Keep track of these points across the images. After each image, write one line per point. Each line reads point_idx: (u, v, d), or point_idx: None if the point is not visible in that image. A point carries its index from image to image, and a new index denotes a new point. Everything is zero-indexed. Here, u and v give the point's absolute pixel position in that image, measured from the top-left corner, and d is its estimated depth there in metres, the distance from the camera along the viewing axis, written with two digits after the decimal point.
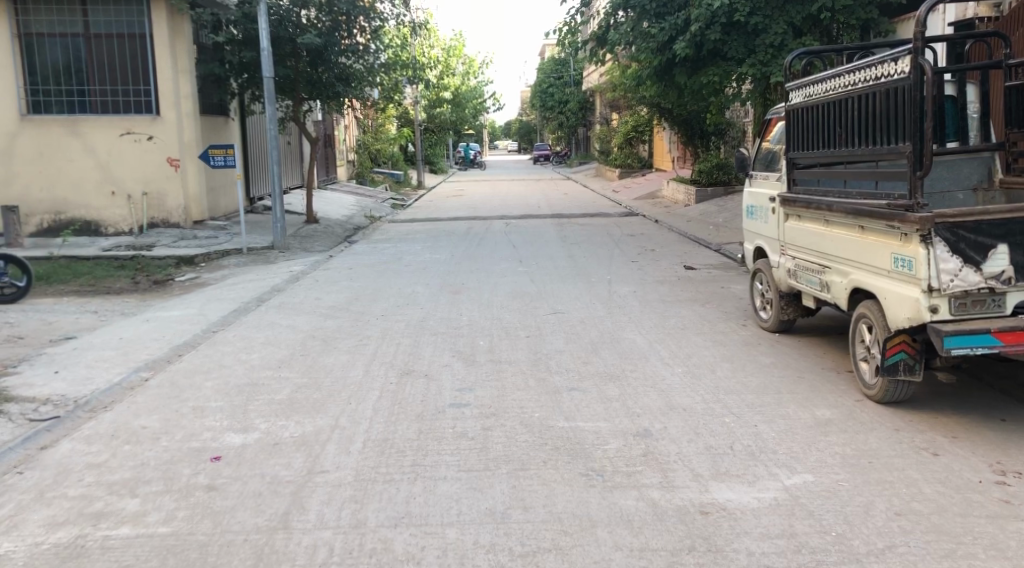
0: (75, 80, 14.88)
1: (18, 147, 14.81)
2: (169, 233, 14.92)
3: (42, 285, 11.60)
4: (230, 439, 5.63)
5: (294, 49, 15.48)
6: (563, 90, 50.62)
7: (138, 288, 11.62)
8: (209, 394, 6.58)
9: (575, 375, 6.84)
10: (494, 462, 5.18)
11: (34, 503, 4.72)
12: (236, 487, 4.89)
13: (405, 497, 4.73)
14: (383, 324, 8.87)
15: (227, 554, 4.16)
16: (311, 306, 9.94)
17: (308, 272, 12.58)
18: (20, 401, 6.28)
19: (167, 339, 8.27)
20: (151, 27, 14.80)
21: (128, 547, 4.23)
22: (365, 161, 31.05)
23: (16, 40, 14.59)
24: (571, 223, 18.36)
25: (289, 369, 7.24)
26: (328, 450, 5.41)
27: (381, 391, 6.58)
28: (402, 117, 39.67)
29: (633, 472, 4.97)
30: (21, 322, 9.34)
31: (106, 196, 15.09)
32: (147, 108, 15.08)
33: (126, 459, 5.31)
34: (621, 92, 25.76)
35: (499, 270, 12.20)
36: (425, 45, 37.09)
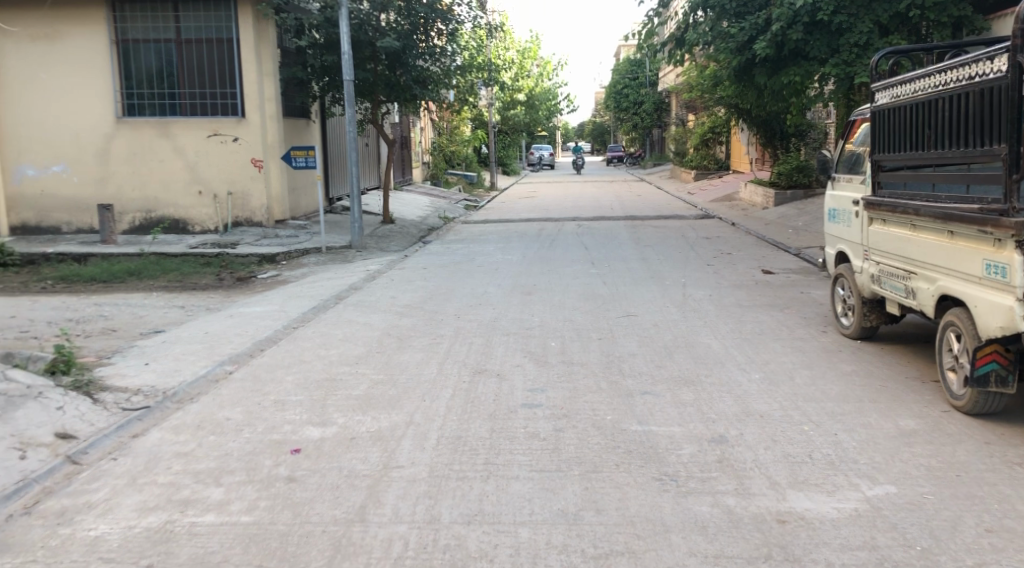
0: (167, 84, 15.44)
1: (113, 148, 15.47)
2: (252, 232, 15.38)
3: (133, 280, 12.10)
4: (310, 433, 5.78)
5: (373, 52, 15.68)
6: (638, 91, 50.32)
7: (222, 285, 12.00)
8: (289, 388, 6.77)
9: (648, 379, 6.79)
10: (566, 463, 5.19)
11: (127, 488, 4.93)
12: (315, 479, 5.02)
13: (478, 495, 4.77)
14: (456, 323, 8.96)
15: (306, 545, 4.27)
16: (386, 304, 10.11)
17: (384, 271, 12.77)
18: (113, 391, 6.55)
19: (251, 334, 8.52)
20: (238, 32, 15.19)
21: (214, 533, 4.38)
22: (439, 163, 31.37)
23: (113, 46, 15.22)
24: (644, 225, 18.22)
25: (365, 366, 7.38)
26: (403, 445, 5.49)
27: (454, 389, 6.66)
28: (476, 120, 39.91)
29: (708, 479, 4.91)
30: (113, 315, 9.73)
31: (194, 195, 15.66)
32: (234, 111, 15.53)
33: (211, 449, 5.50)
34: (699, 92, 25.43)
35: (572, 272, 12.18)
36: (500, 47, 37.26)
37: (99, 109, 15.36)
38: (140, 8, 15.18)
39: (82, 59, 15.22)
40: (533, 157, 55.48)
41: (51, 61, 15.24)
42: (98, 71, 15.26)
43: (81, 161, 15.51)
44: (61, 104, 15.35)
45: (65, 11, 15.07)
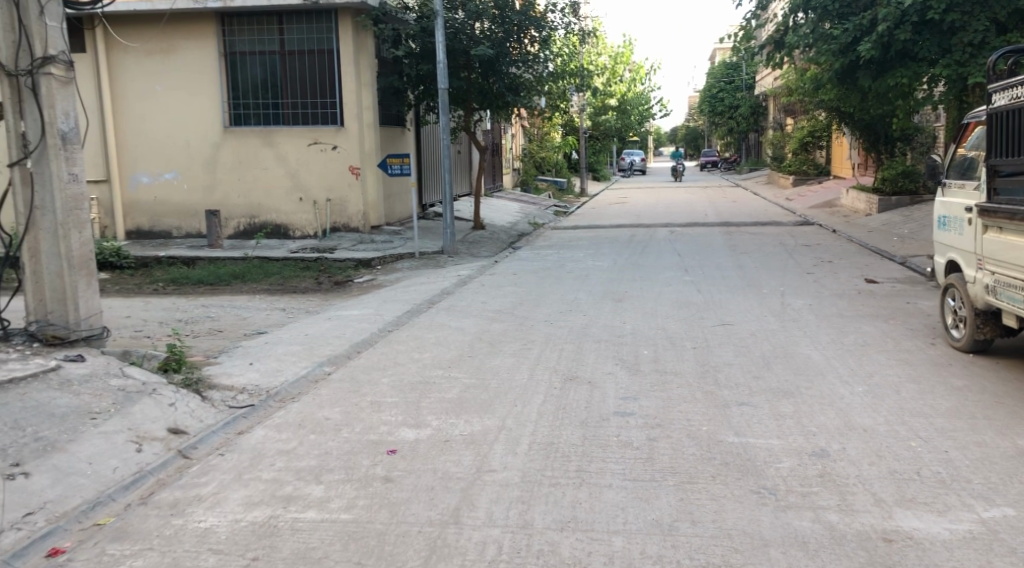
0: (271, 94, 15.98)
1: (220, 156, 16.13)
2: (349, 238, 15.79)
3: (238, 283, 12.57)
4: (405, 434, 5.88)
5: (467, 60, 15.90)
6: (734, 95, 49.41)
7: (321, 288, 12.34)
8: (385, 390, 6.90)
9: (744, 390, 6.63)
10: (660, 473, 5.12)
11: (233, 483, 5.12)
12: (411, 480, 5.10)
13: (572, 502, 4.76)
14: (548, 329, 8.98)
15: (403, 544, 4.34)
16: (478, 309, 10.22)
17: (476, 277, 12.90)
18: (220, 389, 6.81)
19: (348, 337, 8.73)
20: (338, 43, 15.59)
21: (315, 529, 4.51)
22: (530, 169, 31.49)
23: (221, 59, 15.86)
24: (739, 232, 17.89)
25: (458, 369, 7.47)
26: (496, 450, 5.52)
27: (546, 395, 6.67)
28: (568, 125, 39.90)
29: (809, 493, 4.77)
30: (219, 316, 10.13)
31: (295, 202, 16.19)
32: (333, 119, 15.94)
33: (312, 448, 5.66)
34: (799, 95, 24.79)
35: (664, 279, 12.03)
36: (593, 53, 37.16)
37: (208, 119, 16.04)
38: (248, 21, 15.76)
39: (193, 72, 15.91)
40: (624, 163, 55.11)
41: (165, 73, 15.98)
42: (208, 83, 15.93)
43: (191, 169, 16.23)
44: (173, 115, 16.09)
45: (179, 27, 15.81)
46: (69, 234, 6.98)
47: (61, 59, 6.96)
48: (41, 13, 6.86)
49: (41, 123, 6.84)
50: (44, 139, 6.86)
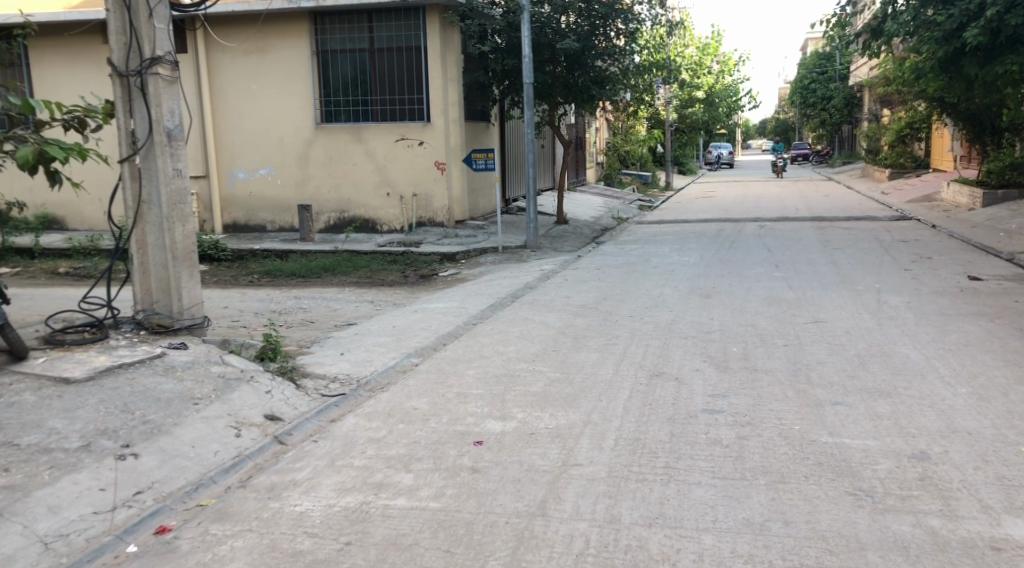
0: (360, 91, 16.26)
1: (312, 152, 16.55)
2: (434, 232, 15.99)
3: (328, 276, 12.89)
4: (491, 426, 5.92)
5: (552, 54, 15.83)
6: (827, 86, 48.00)
7: (407, 282, 12.54)
8: (471, 382, 6.98)
9: (838, 389, 6.45)
10: (751, 472, 5.02)
11: (327, 469, 5.25)
12: (498, 471, 5.14)
13: (659, 498, 4.72)
14: (633, 325, 8.91)
15: (491, 534, 4.38)
16: (562, 303, 10.22)
17: (559, 271, 12.90)
18: (313, 377, 7.01)
19: (434, 329, 8.86)
20: (426, 40, 15.75)
21: (405, 517, 4.59)
22: (614, 163, 31.33)
23: (314, 57, 16.21)
24: (832, 226, 17.40)
25: (543, 363, 7.48)
26: (582, 444, 5.53)
27: (632, 391, 6.62)
28: (653, 118, 39.48)
29: (908, 497, 4.61)
30: (311, 308, 10.41)
31: (382, 197, 16.50)
32: (420, 115, 16.14)
33: (401, 437, 5.76)
34: (898, 85, 23.92)
35: (753, 275, 11.78)
36: (680, 45, 36.68)
37: (302, 115, 16.46)
38: (339, 20, 16.05)
39: (288, 70, 16.33)
40: (711, 156, 54.21)
41: (261, 72, 16.45)
42: (301, 80, 16.33)
43: (284, 164, 16.70)
44: (268, 112, 16.57)
45: (274, 26, 16.22)
46: (173, 228, 7.26)
47: (168, 59, 7.23)
48: (151, 15, 7.13)
49: (149, 121, 7.13)
50: (151, 136, 7.16)
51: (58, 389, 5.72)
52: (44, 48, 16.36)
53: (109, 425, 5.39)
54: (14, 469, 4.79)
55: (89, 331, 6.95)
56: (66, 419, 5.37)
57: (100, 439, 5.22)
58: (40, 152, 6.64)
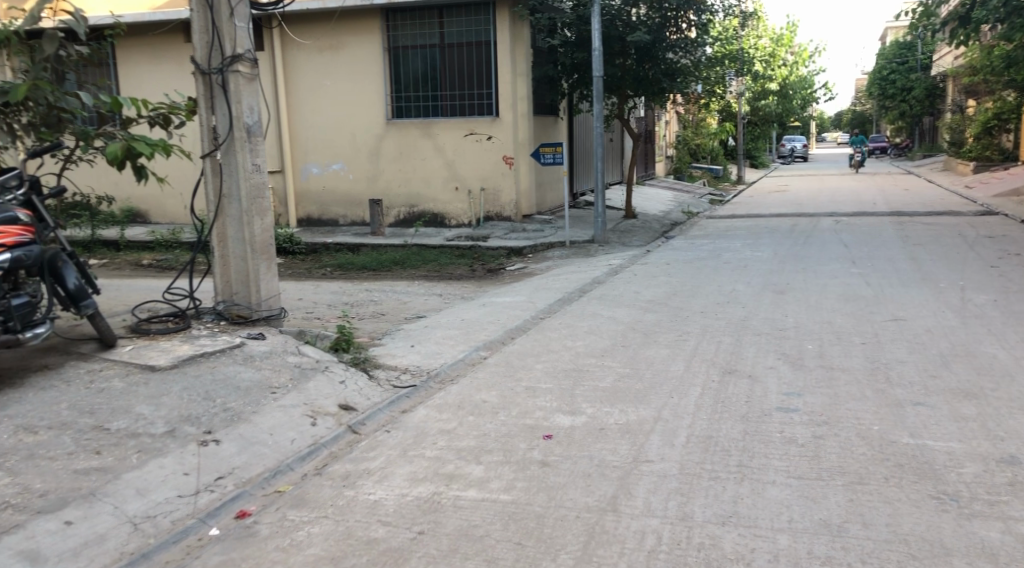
0: (431, 86, 16.41)
1: (383, 148, 16.77)
2: (501, 227, 16.05)
3: (398, 269, 13.05)
4: (561, 420, 5.92)
5: (622, 47, 15.69)
6: (908, 77, 46.51)
7: (475, 276, 12.62)
8: (540, 376, 6.98)
9: (920, 390, 6.25)
10: (828, 472, 4.91)
11: (400, 459, 5.33)
12: (568, 466, 5.13)
13: (733, 496, 4.65)
14: (704, 321, 8.79)
15: (562, 528, 4.38)
16: (631, 299, 10.14)
17: (627, 266, 12.81)
18: (385, 368, 7.12)
19: (502, 323, 8.89)
20: (496, 34, 15.80)
21: (477, 508, 4.62)
22: (683, 157, 30.94)
23: (386, 53, 16.40)
24: (912, 221, 16.85)
25: (613, 359, 7.45)
26: (653, 440, 5.48)
27: (703, 388, 6.53)
28: (726, 112, 38.46)
29: (996, 502, 4.44)
30: (381, 301, 10.56)
31: (451, 191, 16.64)
32: (488, 110, 16.21)
33: (471, 429, 5.80)
34: (986, 75, 23.01)
35: (829, 271, 11.50)
36: (754, 36, 35.75)
37: (373, 111, 16.69)
38: (410, 16, 16.19)
39: (360, 67, 16.57)
40: (784, 150, 53.11)
41: (334, 69, 16.73)
42: (373, 77, 16.55)
43: (356, 160, 16.97)
44: (340, 108, 16.84)
45: (347, 24, 16.46)
46: (252, 222, 7.44)
47: (247, 57, 7.40)
48: (232, 14, 7.31)
49: (229, 117, 7.32)
50: (232, 133, 7.35)
51: (143, 376, 5.93)
52: (130, 47, 16.95)
53: (192, 412, 5.57)
54: (104, 451, 4.98)
55: (173, 321, 7.22)
56: (152, 405, 5.57)
57: (184, 426, 5.40)
58: (127, 148, 6.89)
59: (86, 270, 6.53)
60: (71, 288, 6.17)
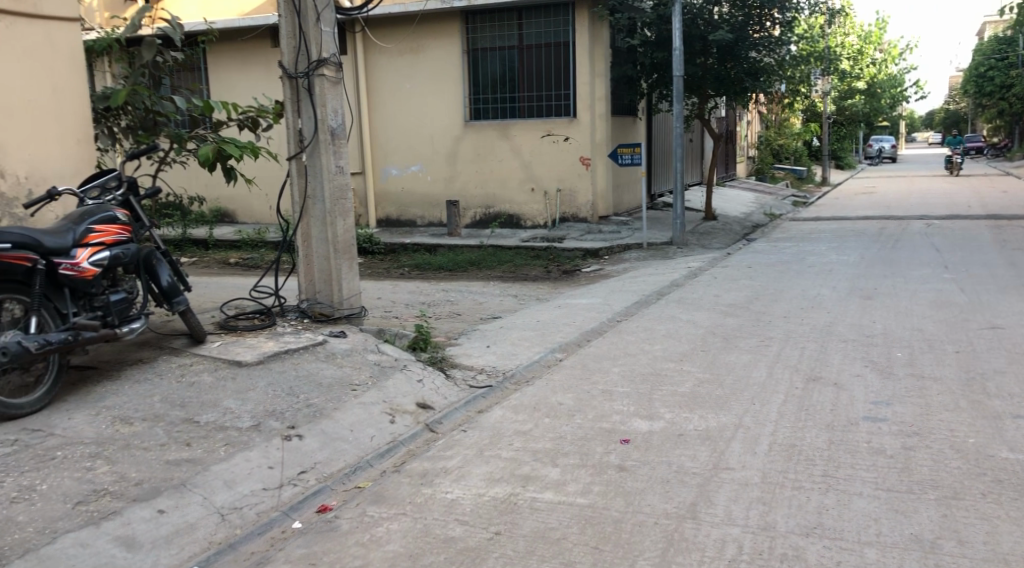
0: (509, 88, 16.46)
1: (460, 149, 16.91)
2: (578, 228, 15.99)
3: (474, 270, 13.14)
4: (638, 425, 5.86)
5: (703, 46, 15.46)
6: (1007, 74, 44.53)
7: (551, 277, 12.61)
8: (616, 379, 6.92)
9: (1019, 402, 5.97)
10: (919, 485, 4.73)
11: (476, 459, 5.35)
12: (646, 471, 5.08)
13: (817, 507, 4.52)
14: (786, 326, 8.58)
15: (640, 534, 4.34)
16: (711, 302, 9.96)
17: (706, 269, 12.60)
18: (461, 368, 7.17)
19: (578, 324, 8.86)
20: (575, 35, 15.78)
21: (553, 511, 4.61)
22: (765, 158, 30.30)
23: (465, 56, 16.54)
24: (1010, 225, 16.11)
25: (692, 363, 7.33)
26: (734, 447, 5.37)
27: (786, 395, 6.38)
28: (810, 111, 37.54)
29: None
30: (458, 301, 10.64)
31: (527, 192, 16.66)
32: (566, 111, 16.17)
33: (547, 431, 5.79)
34: None
35: (919, 276, 11.09)
36: (841, 33, 34.82)
37: (452, 113, 16.85)
38: (490, 18, 16.28)
39: (440, 69, 16.74)
40: (872, 150, 51.56)
41: (414, 72, 16.95)
42: (452, 79, 16.70)
43: (434, 161, 17.16)
44: (420, 111, 17.06)
45: (427, 26, 16.66)
46: (335, 222, 7.58)
47: (332, 61, 7.55)
48: (318, 20, 7.47)
49: (315, 120, 7.49)
50: (317, 135, 7.51)
51: (231, 371, 6.12)
52: (221, 53, 17.51)
53: (277, 407, 5.71)
54: (194, 444, 5.15)
55: (258, 318, 7.42)
56: (239, 399, 5.73)
57: (268, 420, 5.53)
58: (218, 150, 7.11)
59: (179, 268, 6.76)
60: (165, 285, 6.38)
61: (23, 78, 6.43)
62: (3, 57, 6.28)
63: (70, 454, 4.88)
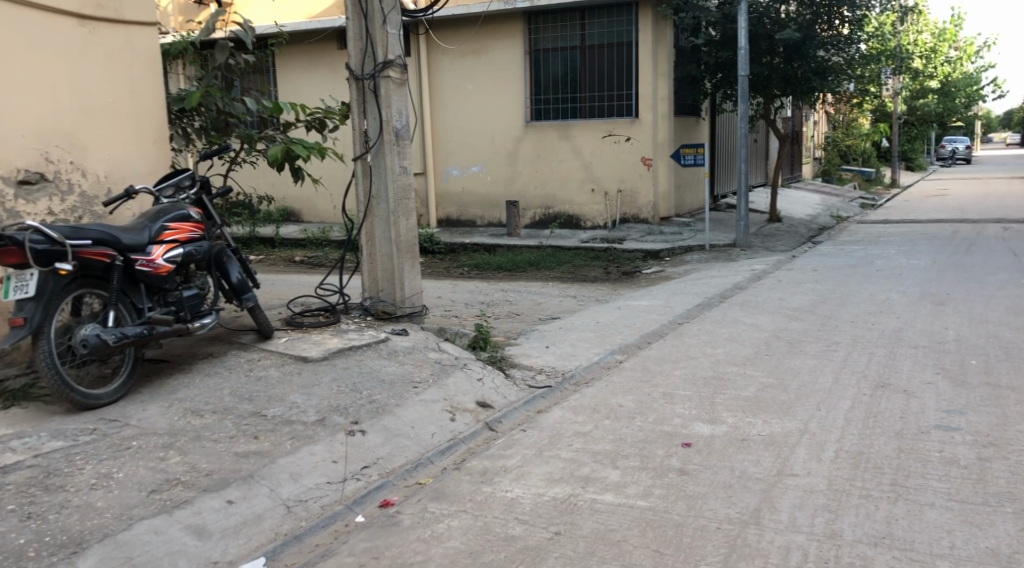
0: (570, 88, 16.42)
1: (521, 149, 16.95)
2: (639, 229, 15.88)
3: (533, 270, 13.16)
4: (700, 428, 5.80)
5: (770, 46, 15.23)
6: None
7: (610, 278, 12.56)
8: (678, 382, 6.86)
9: None
10: (995, 498, 4.59)
11: (536, 459, 5.37)
12: (708, 475, 5.03)
13: (886, 517, 4.42)
14: (854, 331, 8.39)
15: (701, 538, 4.30)
16: (775, 306, 9.80)
17: (770, 271, 12.39)
18: (521, 368, 7.20)
19: (638, 326, 8.80)
20: (638, 34, 15.67)
21: (614, 513, 4.60)
22: (832, 159, 29.68)
23: (527, 56, 16.58)
24: None
25: (755, 367, 7.23)
26: (798, 454, 5.28)
27: (853, 401, 6.24)
28: (880, 111, 36.66)
29: None
30: (517, 301, 10.67)
31: (587, 193, 16.60)
32: (628, 111, 16.07)
33: (607, 433, 5.77)
34: None
35: (995, 282, 10.73)
36: (915, 31, 33.89)
37: (514, 113, 16.89)
38: (553, 19, 16.28)
39: (502, 70, 16.81)
40: (945, 151, 50.07)
41: (476, 73, 17.05)
42: (514, 80, 16.75)
43: (495, 162, 17.24)
44: (482, 111, 17.15)
45: (490, 27, 16.75)
46: (398, 222, 7.68)
47: (398, 63, 7.65)
48: (385, 21, 7.56)
49: (380, 121, 7.59)
50: (382, 136, 7.61)
51: (297, 366, 6.24)
52: (290, 55, 17.88)
53: (341, 403, 5.80)
54: (261, 437, 5.27)
55: (323, 315, 7.56)
56: (305, 394, 5.85)
57: (333, 415, 5.63)
58: (287, 151, 7.27)
59: (248, 265, 6.93)
60: (234, 282, 6.58)
61: (103, 80, 6.65)
62: (85, 60, 6.52)
63: (144, 444, 5.03)
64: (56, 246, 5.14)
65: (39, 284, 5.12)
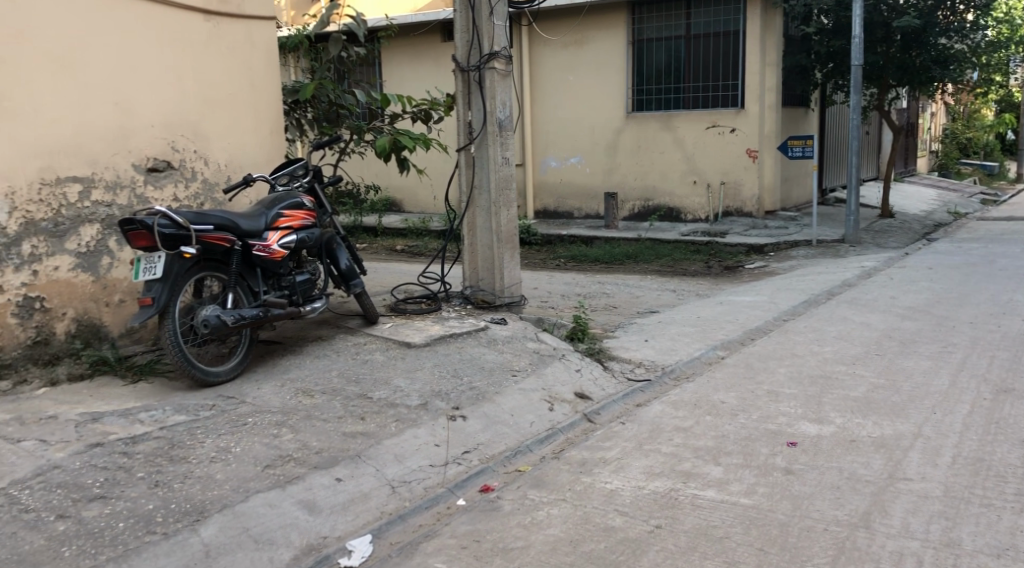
0: (673, 79, 16.14)
1: (621, 140, 16.82)
2: (742, 222, 15.53)
3: (631, 263, 13.07)
4: (807, 428, 5.65)
5: (887, 33, 14.51)
6: None
7: (712, 272, 12.35)
8: (783, 380, 6.70)
9: None
10: None
11: (636, 452, 5.35)
12: (815, 476, 4.90)
13: (1009, 527, 4.22)
14: (973, 332, 8.00)
15: (808, 539, 4.20)
16: (886, 304, 9.44)
17: (882, 268, 11.94)
18: (620, 360, 7.16)
19: (741, 322, 8.63)
20: (745, 23, 15.28)
21: (716, 509, 4.54)
22: (951, 153, 28.27)
23: (630, 47, 16.41)
24: None
25: (865, 367, 6.98)
26: (912, 458, 5.08)
27: (972, 406, 5.96)
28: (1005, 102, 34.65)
29: None
30: (616, 294, 10.61)
31: (689, 185, 16.32)
32: (733, 102, 15.69)
33: (709, 429, 5.69)
34: None
35: None
36: None
37: (615, 104, 16.77)
38: (657, 8, 16.05)
39: (604, 60, 16.70)
40: None
41: (579, 64, 17.01)
42: (616, 70, 16.61)
43: (594, 153, 17.17)
44: (583, 103, 17.11)
45: (593, 19, 16.66)
46: (499, 212, 7.74)
47: (503, 54, 7.70)
48: (491, 13, 7.61)
49: (484, 112, 7.67)
50: (485, 127, 7.68)
51: (401, 352, 6.39)
52: (397, 47, 18.24)
53: (442, 388, 5.91)
54: (368, 418, 5.42)
55: (425, 303, 7.72)
56: (408, 379, 5.99)
57: (435, 400, 5.73)
58: (394, 141, 7.43)
59: (356, 253, 7.12)
60: (343, 269, 6.78)
61: (224, 73, 6.94)
62: (205, 54, 6.78)
63: (259, 421, 5.25)
64: (182, 230, 5.40)
65: (166, 266, 5.40)
